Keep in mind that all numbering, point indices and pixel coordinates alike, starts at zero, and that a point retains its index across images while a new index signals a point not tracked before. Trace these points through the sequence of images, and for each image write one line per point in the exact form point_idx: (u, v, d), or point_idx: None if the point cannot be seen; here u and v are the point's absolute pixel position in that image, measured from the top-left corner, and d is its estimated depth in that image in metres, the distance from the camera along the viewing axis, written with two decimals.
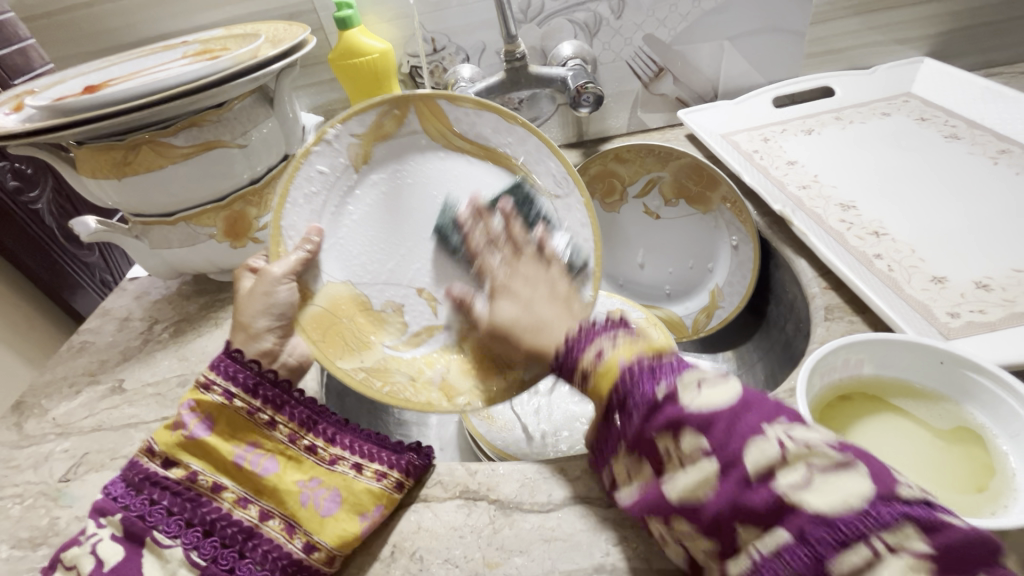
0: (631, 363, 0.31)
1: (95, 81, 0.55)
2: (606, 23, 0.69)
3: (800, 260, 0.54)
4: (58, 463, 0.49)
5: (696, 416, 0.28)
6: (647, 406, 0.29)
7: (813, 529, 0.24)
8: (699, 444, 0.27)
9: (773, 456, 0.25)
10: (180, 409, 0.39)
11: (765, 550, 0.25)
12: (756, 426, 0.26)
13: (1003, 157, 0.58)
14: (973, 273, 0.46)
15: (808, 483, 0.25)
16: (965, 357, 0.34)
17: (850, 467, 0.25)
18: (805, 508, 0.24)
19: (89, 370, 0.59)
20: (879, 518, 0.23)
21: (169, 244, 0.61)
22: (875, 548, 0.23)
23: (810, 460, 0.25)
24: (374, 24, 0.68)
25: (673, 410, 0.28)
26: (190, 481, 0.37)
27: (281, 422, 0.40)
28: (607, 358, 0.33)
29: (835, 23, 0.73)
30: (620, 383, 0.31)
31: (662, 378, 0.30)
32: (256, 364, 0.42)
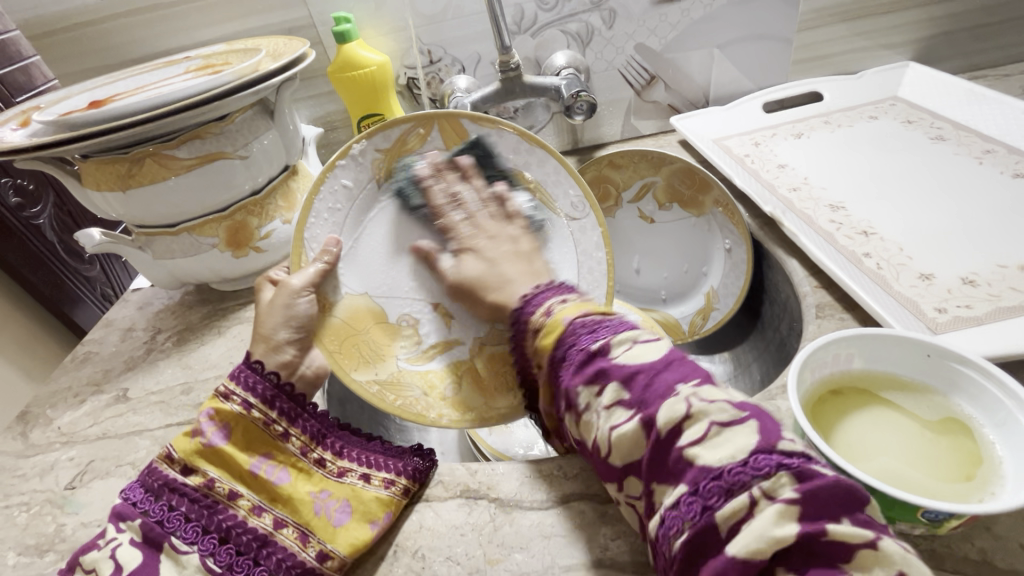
0: (574, 321, 0.36)
1: (99, 96, 0.57)
2: (597, 33, 0.71)
3: (791, 261, 0.55)
4: (63, 472, 0.49)
5: (619, 368, 0.31)
6: (582, 361, 0.34)
7: (704, 481, 0.26)
8: (619, 397, 0.31)
9: (680, 414, 0.27)
10: (199, 418, 0.40)
11: (670, 500, 0.27)
12: (671, 382, 0.29)
13: (987, 158, 0.60)
14: (959, 269, 0.47)
15: (706, 436, 0.27)
16: (950, 350, 0.35)
17: (744, 421, 0.27)
18: (701, 460, 0.26)
19: (93, 380, 0.60)
20: (758, 469, 0.25)
21: (172, 255, 0.62)
22: (751, 494, 0.24)
23: (711, 417, 0.27)
24: (371, 37, 0.70)
25: (604, 362, 0.32)
26: (207, 489, 0.37)
27: (295, 435, 0.41)
28: (554, 315, 0.38)
29: (820, 30, 0.75)
30: (563, 338, 0.36)
31: (599, 336, 0.34)
32: (274, 375, 0.42)
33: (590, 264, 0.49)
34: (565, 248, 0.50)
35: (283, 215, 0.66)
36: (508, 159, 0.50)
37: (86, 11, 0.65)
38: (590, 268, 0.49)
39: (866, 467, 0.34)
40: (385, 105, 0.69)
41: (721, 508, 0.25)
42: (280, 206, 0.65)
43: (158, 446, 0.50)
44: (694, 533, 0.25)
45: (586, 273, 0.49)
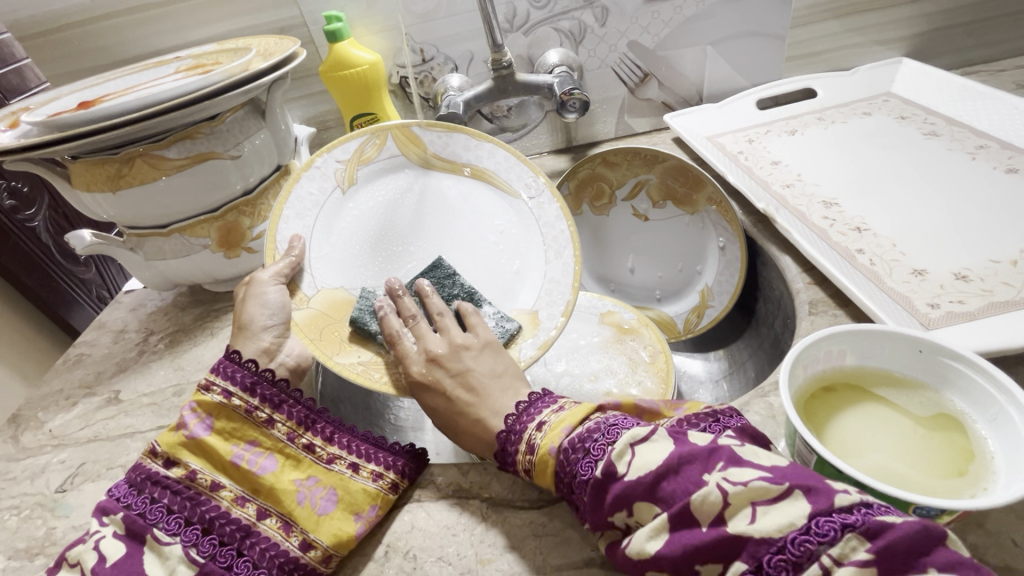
0: (559, 448, 0.34)
1: (90, 97, 0.56)
2: (590, 31, 0.70)
3: (785, 257, 0.55)
4: (54, 475, 0.49)
5: (635, 487, 0.29)
6: (591, 491, 0.31)
7: (766, 556, 0.24)
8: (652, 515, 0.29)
9: (718, 504, 0.26)
10: (181, 412, 0.41)
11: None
12: (695, 478, 0.28)
13: (980, 153, 0.60)
14: (952, 265, 0.47)
15: (758, 517, 0.25)
16: (941, 345, 0.35)
17: (785, 491, 0.26)
18: (755, 534, 0.25)
19: (85, 382, 0.60)
20: (823, 535, 0.24)
21: (163, 256, 0.62)
22: (823, 564, 0.23)
23: (754, 497, 0.26)
24: (363, 36, 0.70)
25: (616, 487, 0.30)
26: (189, 481, 0.38)
27: (279, 421, 0.42)
28: (536, 447, 0.35)
29: (814, 26, 0.75)
30: (561, 470, 0.33)
31: (596, 458, 0.31)
32: (252, 363, 0.43)
33: (553, 236, 0.52)
34: (528, 225, 0.53)
35: None
36: (461, 154, 0.54)
37: (77, 12, 0.65)
38: (555, 238, 0.52)
39: (859, 463, 0.34)
40: (377, 105, 0.69)
41: None
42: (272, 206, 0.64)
43: None
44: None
45: (551, 247, 0.52)
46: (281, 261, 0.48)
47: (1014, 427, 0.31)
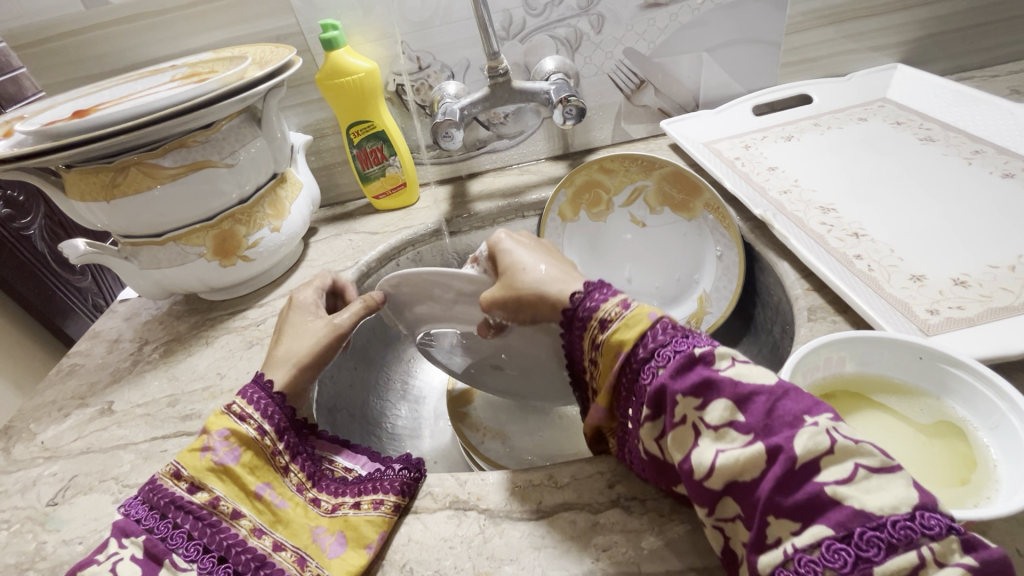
0: (661, 318, 0.35)
1: (84, 106, 0.56)
2: (586, 38, 0.71)
3: (782, 263, 0.55)
4: (45, 488, 0.48)
5: (733, 384, 0.29)
6: (679, 361, 0.32)
7: (858, 528, 0.24)
8: (732, 416, 0.29)
9: (823, 448, 0.26)
10: (211, 435, 0.40)
11: (798, 545, 0.25)
12: (798, 412, 0.27)
13: (976, 158, 0.60)
14: (950, 270, 0.46)
15: (856, 478, 0.25)
16: (942, 351, 0.35)
17: (894, 471, 0.25)
18: (856, 505, 0.24)
19: (78, 393, 0.59)
20: (927, 527, 0.23)
21: (158, 266, 0.61)
22: (922, 554, 0.23)
23: (859, 459, 0.25)
24: (359, 44, 0.70)
25: (707, 371, 0.30)
26: (211, 507, 0.37)
27: (294, 471, 0.42)
28: (633, 308, 0.37)
29: (810, 33, 0.75)
30: (647, 333, 0.35)
31: (699, 342, 0.32)
32: (287, 410, 0.45)
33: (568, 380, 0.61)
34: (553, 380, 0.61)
35: (271, 223, 0.65)
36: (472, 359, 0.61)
37: (72, 20, 0.65)
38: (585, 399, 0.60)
39: None
40: (374, 113, 0.69)
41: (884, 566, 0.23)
42: (268, 213, 0.64)
43: (143, 460, 0.49)
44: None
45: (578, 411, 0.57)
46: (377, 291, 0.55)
47: (1016, 434, 0.31)
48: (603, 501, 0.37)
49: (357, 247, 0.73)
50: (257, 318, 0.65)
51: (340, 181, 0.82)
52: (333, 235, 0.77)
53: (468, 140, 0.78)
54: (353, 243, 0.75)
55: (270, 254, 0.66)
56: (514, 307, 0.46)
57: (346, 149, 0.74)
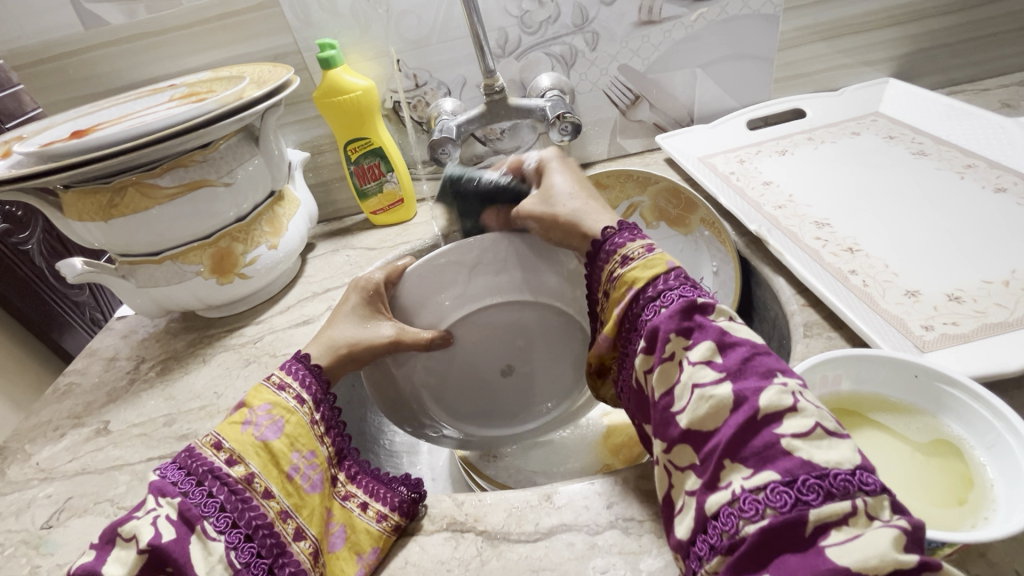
0: (675, 269, 0.40)
1: (83, 126, 0.56)
2: (581, 55, 0.72)
3: (778, 278, 0.55)
4: (40, 510, 0.48)
5: (724, 332, 0.34)
6: (682, 304, 0.36)
7: (803, 476, 0.27)
8: (712, 356, 0.33)
9: (786, 404, 0.29)
10: (254, 409, 0.41)
11: (747, 486, 0.28)
12: (772, 369, 0.31)
13: (969, 172, 0.60)
14: (945, 285, 0.47)
15: (811, 435, 0.28)
16: (937, 369, 0.35)
17: (845, 439, 0.28)
18: (804, 455, 0.27)
19: (74, 413, 0.59)
20: (864, 483, 0.26)
21: (156, 284, 0.61)
22: (856, 505, 0.26)
23: (820, 421, 0.29)
24: (356, 62, 0.70)
25: (703, 319, 0.35)
26: (246, 483, 0.37)
27: (327, 443, 0.43)
28: (655, 256, 0.41)
29: (802, 48, 0.76)
30: (659, 281, 0.39)
31: (702, 294, 0.37)
32: (326, 382, 0.46)
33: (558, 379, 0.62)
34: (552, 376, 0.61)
35: (269, 241, 0.65)
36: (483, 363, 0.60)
37: (72, 41, 0.65)
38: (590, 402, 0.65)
39: None
40: (372, 130, 0.70)
41: (823, 509, 0.26)
42: (265, 231, 0.64)
43: (139, 481, 0.49)
44: (778, 520, 0.26)
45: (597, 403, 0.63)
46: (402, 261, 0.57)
47: (1013, 455, 0.31)
48: (600, 523, 0.37)
49: (355, 263, 0.73)
50: (255, 336, 0.65)
51: (337, 196, 0.82)
52: (330, 251, 0.77)
53: (465, 155, 0.78)
54: (350, 259, 0.75)
55: (268, 271, 0.66)
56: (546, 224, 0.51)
57: (343, 164, 0.75)
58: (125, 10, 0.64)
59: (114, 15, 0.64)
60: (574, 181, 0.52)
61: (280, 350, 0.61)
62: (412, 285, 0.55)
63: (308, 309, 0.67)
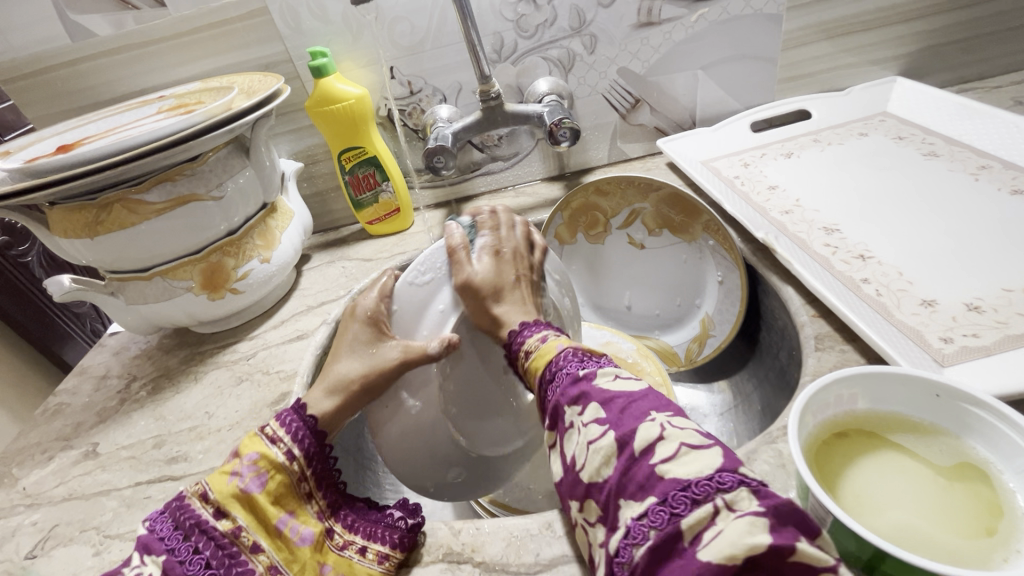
0: (564, 350, 0.39)
1: (68, 140, 0.55)
2: (579, 59, 0.70)
3: (787, 288, 0.53)
4: (24, 539, 0.46)
5: (600, 391, 0.34)
6: (569, 381, 0.36)
7: (673, 490, 0.27)
8: (597, 415, 0.32)
9: (653, 435, 0.29)
10: (241, 459, 0.39)
11: (635, 514, 0.27)
12: (648, 408, 0.31)
13: (983, 174, 0.58)
14: (963, 294, 0.45)
15: (677, 455, 0.28)
16: (961, 390, 0.33)
17: (709, 446, 0.28)
18: (672, 471, 0.27)
19: (63, 434, 0.57)
20: (721, 483, 0.26)
21: (144, 300, 0.59)
22: (714, 505, 0.25)
23: (683, 439, 0.29)
24: (349, 70, 0.69)
25: (587, 385, 0.35)
26: (233, 537, 0.35)
27: (316, 497, 0.41)
28: (547, 342, 0.41)
29: (806, 48, 0.74)
30: (552, 363, 0.39)
31: (586, 364, 0.37)
32: (321, 433, 0.42)
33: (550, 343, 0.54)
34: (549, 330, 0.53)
35: (261, 254, 0.63)
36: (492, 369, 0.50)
37: (59, 53, 0.64)
38: None
39: (874, 522, 0.31)
40: (366, 139, 0.68)
41: (688, 517, 0.25)
42: (258, 244, 0.63)
43: (126, 507, 0.47)
44: (660, 538, 0.26)
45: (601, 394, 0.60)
46: (387, 272, 0.46)
47: None
48: None
49: (350, 275, 0.72)
50: (247, 352, 0.63)
51: (333, 207, 0.81)
52: (326, 262, 0.76)
53: (462, 163, 0.77)
54: (346, 270, 0.73)
55: (260, 285, 0.65)
56: (479, 307, 0.46)
57: (338, 174, 0.73)
58: (113, 21, 0.63)
59: (100, 26, 0.63)
60: (512, 272, 0.48)
61: (273, 367, 0.60)
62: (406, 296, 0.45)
63: (302, 324, 0.66)
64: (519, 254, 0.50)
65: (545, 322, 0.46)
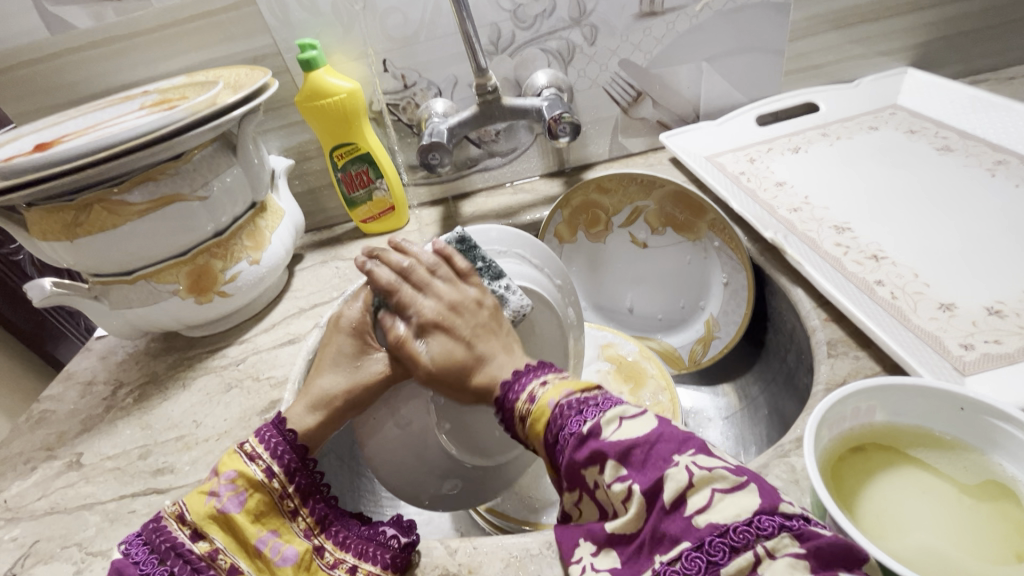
0: (559, 403, 0.36)
1: (46, 138, 0.53)
2: (579, 50, 0.67)
3: (796, 289, 0.51)
4: (3, 556, 0.45)
5: (613, 444, 0.31)
6: (575, 442, 0.33)
7: (710, 537, 0.26)
8: (617, 473, 0.31)
9: (682, 483, 0.28)
10: (220, 478, 0.38)
11: (666, 561, 0.27)
12: (669, 453, 0.30)
13: (1000, 169, 0.56)
14: (983, 298, 0.43)
15: (711, 503, 0.27)
16: (986, 403, 0.31)
17: (743, 486, 0.28)
18: (713, 519, 0.27)
19: (47, 444, 0.55)
20: (762, 529, 0.26)
21: (128, 304, 0.57)
22: (757, 553, 0.25)
23: (713, 484, 0.28)
24: (340, 63, 0.66)
25: (597, 441, 0.32)
26: (210, 560, 0.34)
27: (303, 513, 0.39)
28: (538, 399, 0.38)
29: (814, 38, 0.71)
30: (552, 423, 0.36)
31: (588, 417, 0.34)
32: (305, 446, 0.40)
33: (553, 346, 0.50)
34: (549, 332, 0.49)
35: (250, 255, 0.61)
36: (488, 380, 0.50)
37: (38, 47, 0.61)
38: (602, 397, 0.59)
39: (897, 546, 0.29)
40: (358, 134, 0.66)
41: (731, 566, 0.25)
42: (246, 245, 0.60)
43: (110, 522, 0.45)
44: None
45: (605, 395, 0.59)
46: (371, 279, 0.46)
47: None
48: None
49: (343, 276, 0.70)
50: (237, 357, 0.61)
51: (326, 205, 0.78)
52: (319, 262, 0.74)
53: (459, 158, 0.74)
54: (339, 270, 0.71)
55: (249, 288, 0.63)
56: (456, 387, 0.42)
57: (329, 171, 0.71)
58: (94, 13, 0.60)
59: (81, 19, 0.60)
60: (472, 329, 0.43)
61: (263, 373, 0.58)
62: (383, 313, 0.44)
63: (294, 327, 0.63)
64: (467, 301, 0.44)
65: (542, 365, 0.42)
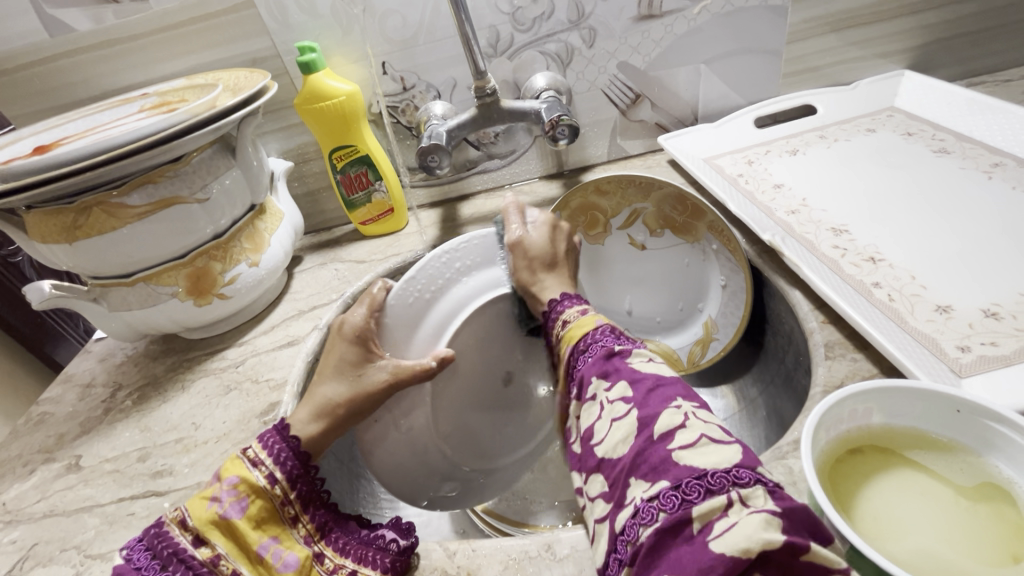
0: (600, 327, 0.41)
1: (45, 141, 0.53)
2: (578, 52, 0.68)
3: (794, 291, 0.51)
4: (2, 559, 0.45)
5: (631, 370, 0.35)
6: (602, 354, 0.38)
7: (687, 479, 0.27)
8: (624, 392, 0.34)
9: (676, 421, 0.30)
10: (222, 484, 0.38)
11: (646, 495, 0.28)
12: (675, 395, 0.32)
13: (997, 172, 0.56)
14: (980, 300, 0.43)
15: (697, 444, 0.29)
16: (981, 406, 0.31)
17: (729, 443, 0.29)
18: (692, 463, 0.28)
19: (46, 446, 0.55)
20: (738, 477, 0.27)
21: (128, 306, 0.57)
22: (729, 496, 0.26)
23: (704, 431, 0.29)
24: (340, 65, 0.66)
25: (621, 360, 0.36)
26: (212, 565, 0.34)
27: (303, 520, 0.39)
28: (586, 315, 0.43)
29: (812, 41, 0.71)
30: (589, 334, 0.41)
31: (622, 341, 0.38)
32: (306, 452, 0.41)
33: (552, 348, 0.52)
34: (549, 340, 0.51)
35: (249, 258, 0.61)
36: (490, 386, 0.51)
37: (37, 49, 0.61)
38: None
39: (895, 549, 0.30)
40: (357, 136, 0.66)
41: (701, 506, 0.26)
42: (246, 248, 0.61)
43: (108, 525, 0.45)
44: (668, 521, 0.26)
45: None
46: (378, 284, 0.45)
47: None
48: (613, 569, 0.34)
49: (342, 278, 0.70)
50: (236, 359, 0.61)
51: (326, 206, 0.78)
52: (318, 264, 0.74)
53: (458, 160, 0.75)
54: (338, 272, 0.71)
55: (249, 290, 0.63)
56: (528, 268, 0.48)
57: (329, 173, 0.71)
58: (93, 15, 0.60)
59: (80, 22, 0.60)
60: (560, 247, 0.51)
61: (262, 375, 0.58)
62: (395, 315, 0.43)
63: (293, 329, 0.64)
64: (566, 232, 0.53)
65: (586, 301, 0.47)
